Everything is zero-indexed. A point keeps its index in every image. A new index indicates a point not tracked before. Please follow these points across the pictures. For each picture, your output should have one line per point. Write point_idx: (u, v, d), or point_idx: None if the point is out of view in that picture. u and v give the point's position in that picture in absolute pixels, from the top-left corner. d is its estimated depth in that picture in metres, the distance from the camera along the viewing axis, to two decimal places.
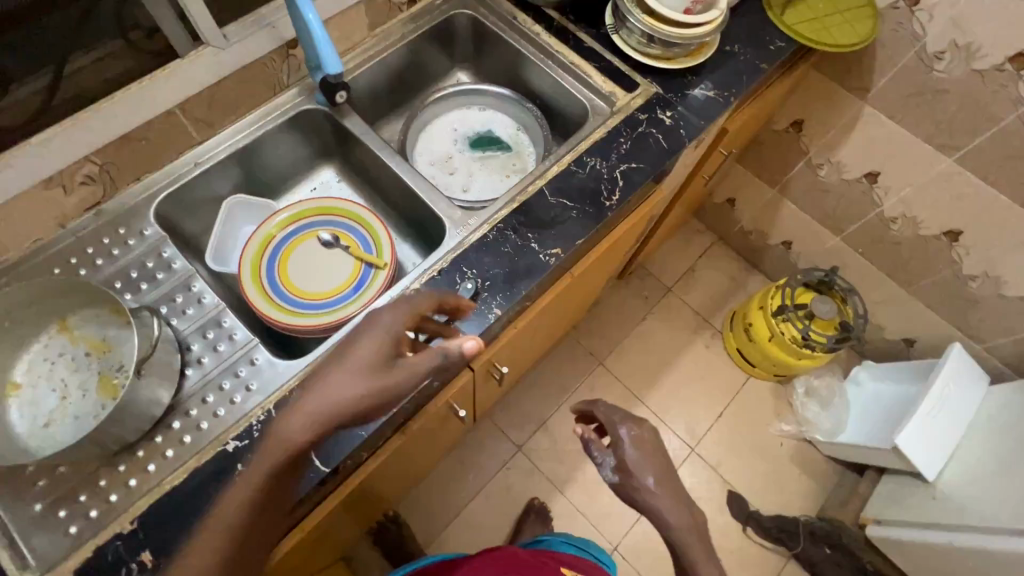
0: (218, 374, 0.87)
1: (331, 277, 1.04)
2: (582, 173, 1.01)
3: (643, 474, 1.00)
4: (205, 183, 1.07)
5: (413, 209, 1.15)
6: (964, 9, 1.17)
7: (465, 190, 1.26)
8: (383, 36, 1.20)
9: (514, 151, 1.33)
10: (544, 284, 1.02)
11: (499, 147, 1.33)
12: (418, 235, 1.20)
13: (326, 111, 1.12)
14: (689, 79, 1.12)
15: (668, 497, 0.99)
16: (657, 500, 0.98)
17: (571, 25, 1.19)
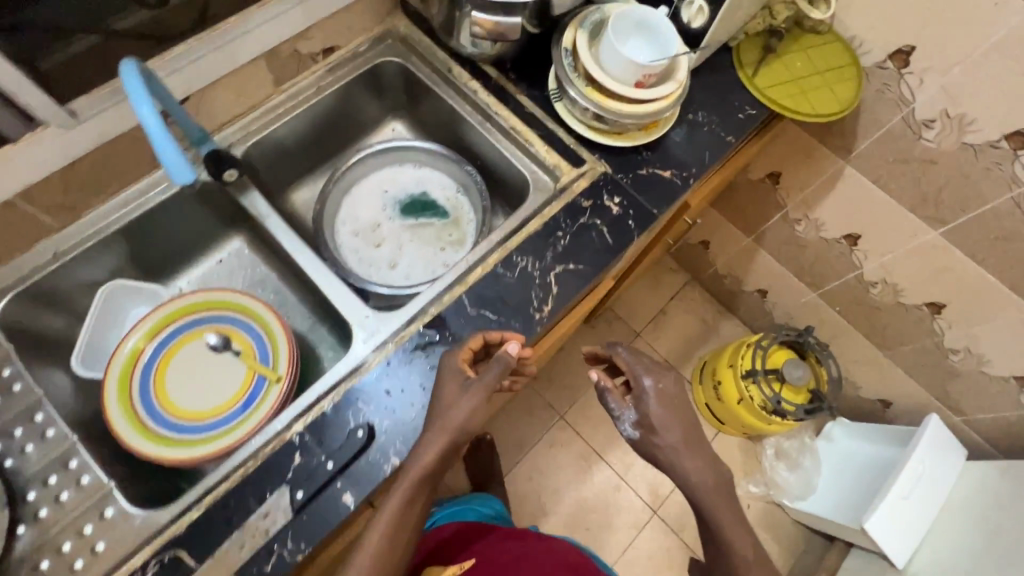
0: (58, 531, 0.73)
1: (219, 389, 0.89)
2: (509, 278, 0.87)
3: (671, 437, 0.86)
4: (70, 274, 0.91)
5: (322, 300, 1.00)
6: (957, 77, 1.03)
7: (392, 267, 1.12)
8: (291, 92, 1.03)
9: (453, 219, 1.17)
10: None
11: (436, 215, 1.18)
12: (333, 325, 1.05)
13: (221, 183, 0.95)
14: (643, 156, 0.98)
15: (707, 466, 0.86)
16: (700, 478, 0.84)
17: (511, 85, 1.02)
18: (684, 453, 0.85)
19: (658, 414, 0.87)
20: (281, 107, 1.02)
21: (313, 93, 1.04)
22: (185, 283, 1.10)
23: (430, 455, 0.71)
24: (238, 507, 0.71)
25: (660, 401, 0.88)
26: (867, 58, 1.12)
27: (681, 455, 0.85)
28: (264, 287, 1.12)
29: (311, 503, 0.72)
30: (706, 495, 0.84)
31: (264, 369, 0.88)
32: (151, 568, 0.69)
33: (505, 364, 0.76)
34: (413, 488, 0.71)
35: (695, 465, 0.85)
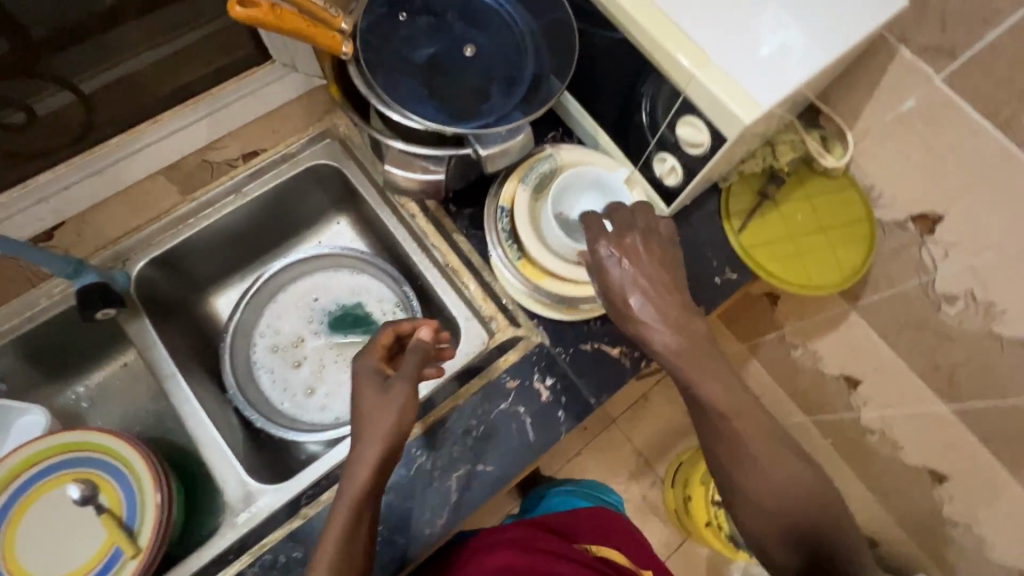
0: None
1: (71, 551, 0.79)
2: (401, 476, 0.75)
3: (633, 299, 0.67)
4: None
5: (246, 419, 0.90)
6: (989, 263, 0.85)
7: (308, 393, 1.00)
8: (203, 200, 0.89)
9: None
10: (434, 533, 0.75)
11: (369, 333, 1.04)
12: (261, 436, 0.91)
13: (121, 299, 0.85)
14: (592, 326, 0.83)
15: (680, 327, 0.66)
16: (685, 366, 0.65)
17: (449, 218, 0.88)
18: (654, 326, 0.66)
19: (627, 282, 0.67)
20: (191, 218, 0.89)
21: (229, 201, 0.91)
22: (83, 388, 1.00)
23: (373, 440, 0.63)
24: None
25: (632, 261, 0.68)
26: (885, 212, 0.94)
27: (666, 338, 0.65)
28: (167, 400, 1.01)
29: None
30: (705, 404, 0.65)
31: (124, 537, 0.78)
32: None
33: (417, 353, 0.69)
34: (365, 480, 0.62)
35: (662, 325, 0.66)
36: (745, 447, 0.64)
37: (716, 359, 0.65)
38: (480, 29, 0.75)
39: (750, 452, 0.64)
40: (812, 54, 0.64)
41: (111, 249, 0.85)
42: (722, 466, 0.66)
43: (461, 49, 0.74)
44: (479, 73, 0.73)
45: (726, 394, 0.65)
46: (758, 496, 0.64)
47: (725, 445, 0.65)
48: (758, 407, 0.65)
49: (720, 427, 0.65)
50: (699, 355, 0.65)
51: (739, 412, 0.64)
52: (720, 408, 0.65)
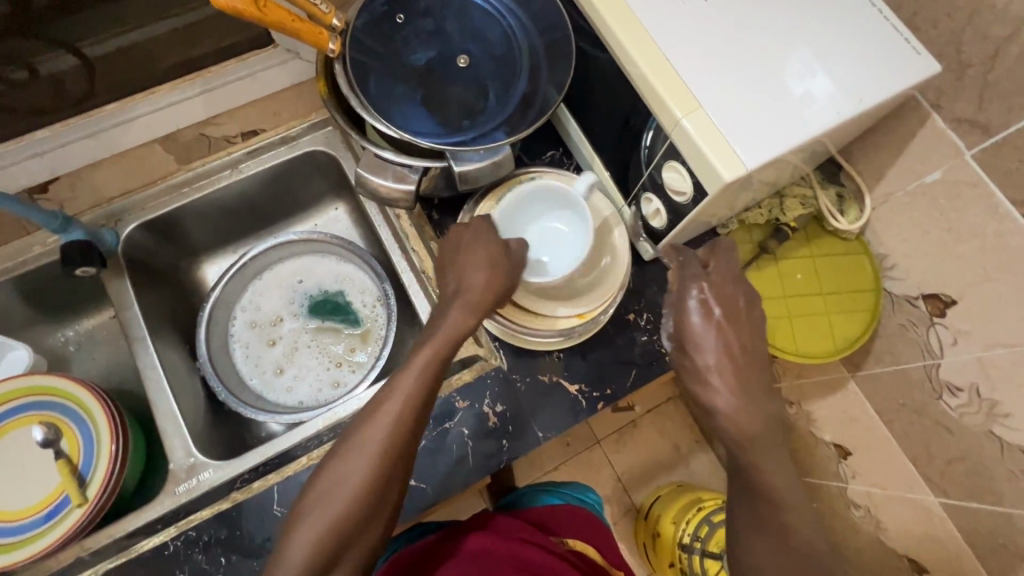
0: None
1: (27, 489, 0.83)
2: None
3: (709, 354, 0.61)
4: None
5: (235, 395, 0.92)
6: (999, 360, 0.77)
7: (278, 373, 1.01)
8: (198, 170, 0.91)
9: (359, 333, 1.04)
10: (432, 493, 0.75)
11: (345, 322, 1.05)
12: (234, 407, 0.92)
13: (111, 255, 0.88)
14: (554, 358, 0.80)
15: (752, 400, 0.60)
16: (750, 435, 0.59)
17: (428, 224, 0.85)
18: (720, 389, 0.60)
19: (705, 334, 0.61)
20: (186, 187, 0.92)
21: (226, 175, 0.93)
22: (73, 333, 1.04)
23: (390, 400, 0.61)
24: None
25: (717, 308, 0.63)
26: (897, 285, 0.87)
27: (727, 401, 0.59)
28: None
29: None
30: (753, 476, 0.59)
31: (73, 486, 0.81)
32: None
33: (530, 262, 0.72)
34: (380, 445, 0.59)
35: (729, 392, 0.59)
36: (781, 520, 0.58)
37: (773, 429, 0.60)
38: (477, 39, 0.72)
39: (786, 540, 0.57)
40: (815, 115, 0.59)
41: (105, 207, 0.88)
42: (750, 539, 0.59)
43: (454, 59, 0.71)
44: (469, 86, 0.71)
45: (784, 480, 0.58)
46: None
47: (763, 521, 0.58)
48: (805, 496, 0.60)
49: (756, 503, 0.59)
50: (756, 425, 0.59)
51: (782, 485, 0.58)
52: (774, 492, 0.58)
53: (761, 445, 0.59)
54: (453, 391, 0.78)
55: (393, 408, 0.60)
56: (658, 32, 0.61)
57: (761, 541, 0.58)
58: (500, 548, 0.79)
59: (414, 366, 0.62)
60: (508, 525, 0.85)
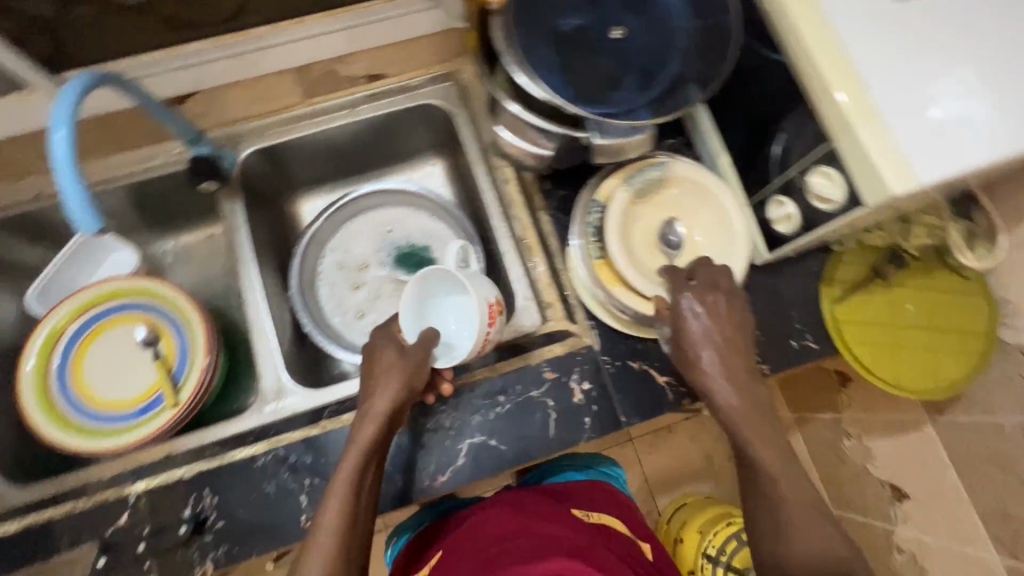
0: None
1: (125, 382, 0.87)
2: (418, 424, 0.76)
3: (706, 352, 0.65)
4: (47, 215, 0.90)
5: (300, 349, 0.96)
6: None
7: (358, 317, 1.04)
8: (319, 106, 0.93)
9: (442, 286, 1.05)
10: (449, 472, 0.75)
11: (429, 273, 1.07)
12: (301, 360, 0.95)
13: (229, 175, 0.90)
14: (646, 347, 0.80)
15: (744, 389, 0.64)
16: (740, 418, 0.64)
17: (540, 194, 0.86)
18: (718, 382, 0.64)
19: (700, 332, 0.65)
20: (306, 120, 0.93)
21: (343, 115, 0.94)
22: (171, 245, 1.08)
23: (330, 493, 0.64)
24: (51, 540, 0.69)
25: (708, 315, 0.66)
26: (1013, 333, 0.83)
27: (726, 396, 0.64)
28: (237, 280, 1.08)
29: (109, 573, 0.68)
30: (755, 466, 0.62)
31: (171, 387, 0.85)
32: None
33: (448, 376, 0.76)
34: (341, 511, 0.63)
35: (727, 383, 0.64)
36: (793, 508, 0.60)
37: (768, 413, 0.64)
38: (634, 11, 0.70)
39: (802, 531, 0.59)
40: (1001, 139, 0.55)
41: (228, 129, 0.90)
42: (769, 527, 0.61)
43: (609, 29, 0.69)
44: (621, 58, 0.69)
45: (776, 459, 0.62)
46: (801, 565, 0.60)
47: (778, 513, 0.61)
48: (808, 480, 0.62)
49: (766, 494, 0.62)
50: (751, 406, 0.64)
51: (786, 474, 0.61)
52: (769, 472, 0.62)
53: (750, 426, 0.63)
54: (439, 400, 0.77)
55: (364, 439, 0.67)
56: (842, 27, 0.58)
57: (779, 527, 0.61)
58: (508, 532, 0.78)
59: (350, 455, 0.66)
60: (509, 498, 0.85)
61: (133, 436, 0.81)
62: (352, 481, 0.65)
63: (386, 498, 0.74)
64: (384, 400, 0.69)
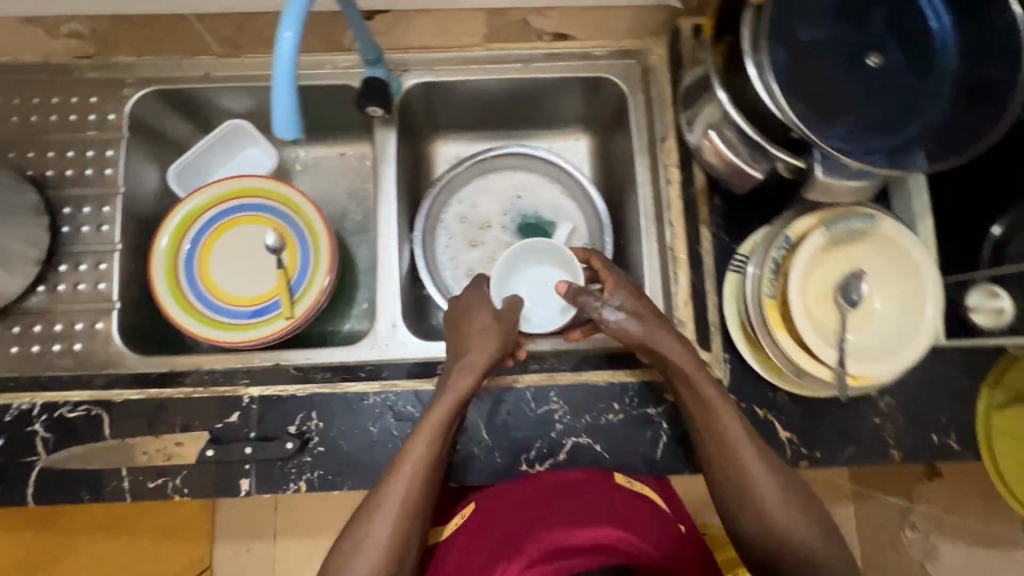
0: (61, 311, 0.80)
1: (245, 281, 0.89)
2: (528, 408, 0.74)
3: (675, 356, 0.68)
4: (207, 96, 0.90)
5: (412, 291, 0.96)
6: None
7: (469, 275, 1.01)
8: (495, 54, 0.88)
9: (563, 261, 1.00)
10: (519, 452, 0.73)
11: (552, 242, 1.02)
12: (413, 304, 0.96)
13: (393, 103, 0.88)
14: (776, 397, 0.75)
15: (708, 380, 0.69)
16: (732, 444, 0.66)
17: (706, 207, 0.81)
18: (698, 374, 0.67)
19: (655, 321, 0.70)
20: (477, 64, 0.88)
21: (516, 68, 0.89)
22: (303, 153, 1.07)
23: (414, 439, 0.65)
24: (166, 418, 0.71)
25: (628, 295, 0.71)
26: None
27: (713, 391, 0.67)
28: (358, 206, 1.07)
29: (215, 466, 0.70)
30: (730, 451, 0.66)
31: (287, 298, 0.86)
32: (80, 410, 0.71)
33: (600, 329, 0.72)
34: (422, 460, 0.64)
35: (706, 378, 0.67)
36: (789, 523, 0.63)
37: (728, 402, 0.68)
38: (897, 41, 0.62)
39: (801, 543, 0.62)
40: None
41: (396, 55, 0.87)
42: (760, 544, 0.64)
43: (865, 54, 0.61)
44: (871, 91, 0.61)
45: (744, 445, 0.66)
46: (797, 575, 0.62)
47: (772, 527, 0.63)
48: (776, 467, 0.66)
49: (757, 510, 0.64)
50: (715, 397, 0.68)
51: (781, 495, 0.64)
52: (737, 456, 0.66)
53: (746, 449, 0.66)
54: (553, 390, 0.74)
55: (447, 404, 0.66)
56: None
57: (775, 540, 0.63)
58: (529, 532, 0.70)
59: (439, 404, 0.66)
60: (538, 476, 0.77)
61: (247, 336, 0.83)
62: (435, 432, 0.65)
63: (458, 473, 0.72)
64: (479, 357, 0.69)
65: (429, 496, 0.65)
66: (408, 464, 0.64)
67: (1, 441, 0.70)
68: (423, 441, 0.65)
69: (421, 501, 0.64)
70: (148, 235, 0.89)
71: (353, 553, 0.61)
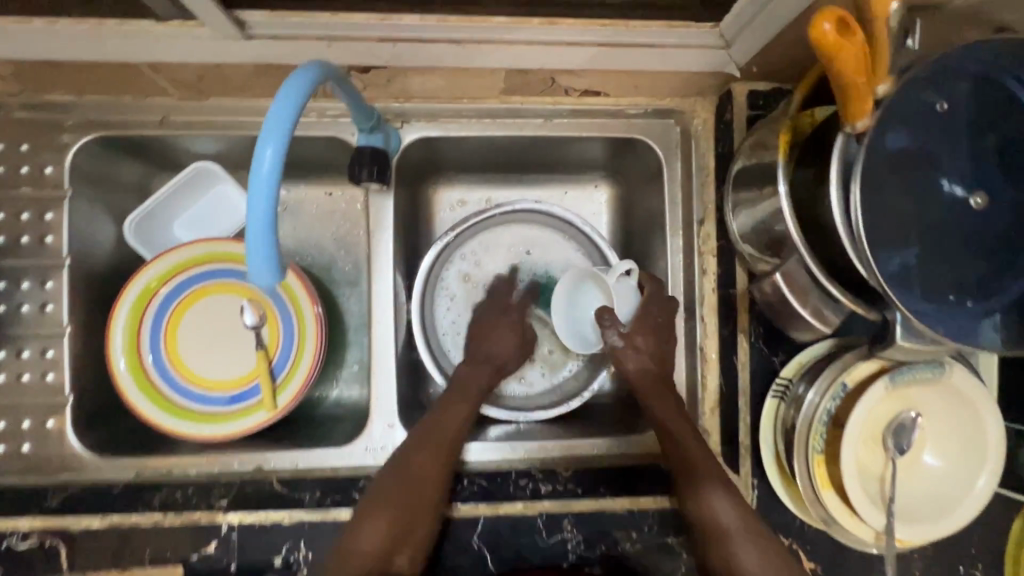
0: (3, 406, 0.69)
1: (221, 361, 0.78)
2: (540, 538, 0.68)
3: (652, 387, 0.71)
4: (166, 142, 0.75)
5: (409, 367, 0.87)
6: None
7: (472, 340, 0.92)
8: (513, 107, 0.74)
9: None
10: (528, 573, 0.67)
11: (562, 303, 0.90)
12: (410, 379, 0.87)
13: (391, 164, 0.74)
14: (805, 526, 0.70)
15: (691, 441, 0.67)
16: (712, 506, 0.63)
17: (745, 311, 0.72)
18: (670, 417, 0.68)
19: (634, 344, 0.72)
20: (490, 118, 0.75)
21: (535, 125, 0.76)
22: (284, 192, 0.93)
23: (418, 440, 0.67)
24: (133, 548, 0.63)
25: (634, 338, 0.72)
26: None
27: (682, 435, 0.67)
28: (347, 254, 0.95)
29: None
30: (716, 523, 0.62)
31: (269, 386, 0.76)
32: (33, 539, 0.63)
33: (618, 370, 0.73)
34: (422, 461, 0.66)
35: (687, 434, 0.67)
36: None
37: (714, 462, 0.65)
38: (1011, 178, 0.51)
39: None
40: None
41: (395, 103, 0.72)
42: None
43: (970, 193, 0.51)
44: (967, 238, 0.51)
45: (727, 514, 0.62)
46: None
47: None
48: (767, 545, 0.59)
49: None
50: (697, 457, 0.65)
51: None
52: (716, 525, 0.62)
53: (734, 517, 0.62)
54: (566, 517, 0.68)
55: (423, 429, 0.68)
56: None
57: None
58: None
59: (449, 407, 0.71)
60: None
61: (223, 431, 0.74)
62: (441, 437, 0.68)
63: None
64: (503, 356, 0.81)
65: (415, 518, 0.63)
66: (407, 466, 0.65)
67: None
68: (427, 441, 0.67)
69: (405, 516, 0.62)
70: (104, 305, 0.77)
71: (336, 562, 0.59)
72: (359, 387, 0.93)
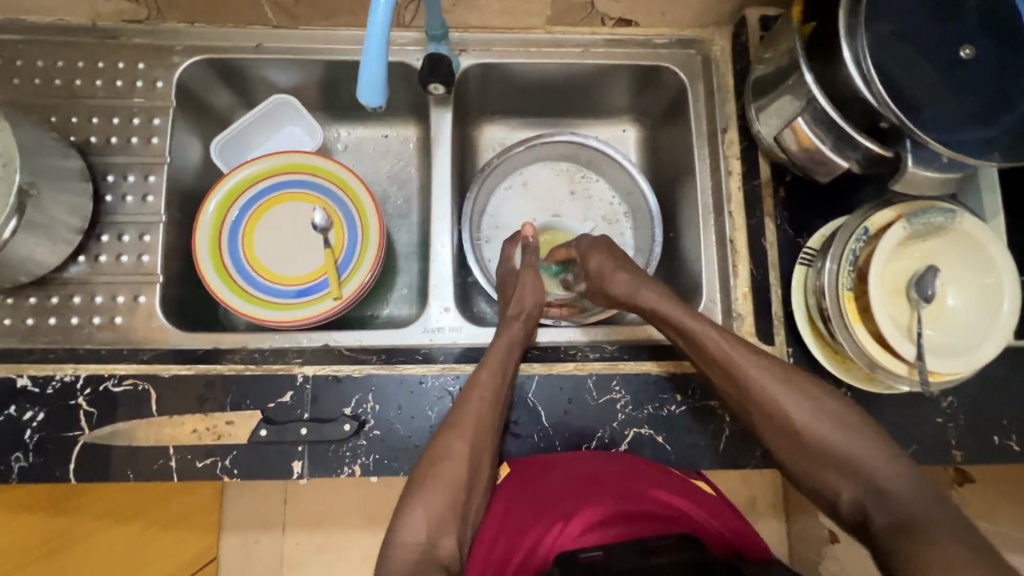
0: (100, 283, 0.77)
1: (290, 262, 0.85)
2: (593, 399, 0.72)
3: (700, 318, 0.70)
4: (256, 68, 0.86)
5: (461, 272, 0.91)
6: None
7: (492, 261, 0.95)
8: (555, 37, 0.87)
9: (611, 224, 0.97)
10: (580, 431, 0.71)
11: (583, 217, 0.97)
12: (462, 294, 0.90)
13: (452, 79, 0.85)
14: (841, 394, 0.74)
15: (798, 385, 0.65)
16: (758, 394, 0.65)
17: (770, 199, 0.80)
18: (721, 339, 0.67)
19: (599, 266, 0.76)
20: (535, 47, 0.87)
21: (575, 53, 0.87)
22: (345, 133, 0.99)
23: (482, 372, 0.65)
24: (217, 396, 0.69)
25: None
26: None
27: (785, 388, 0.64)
28: (401, 188, 0.98)
29: (268, 446, 0.68)
30: (815, 434, 0.62)
31: (335, 278, 0.83)
32: (125, 385, 0.70)
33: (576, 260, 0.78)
34: (488, 409, 0.64)
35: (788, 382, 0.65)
36: (856, 457, 0.60)
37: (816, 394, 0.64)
38: (993, 36, 0.61)
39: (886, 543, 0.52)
40: None
41: (456, 34, 0.86)
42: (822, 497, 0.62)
43: (958, 46, 0.61)
44: (962, 82, 0.60)
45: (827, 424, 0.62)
46: (920, 531, 0.52)
47: (835, 481, 0.60)
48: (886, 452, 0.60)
49: (822, 470, 0.61)
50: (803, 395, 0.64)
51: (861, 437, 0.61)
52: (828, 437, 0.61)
53: (801, 411, 0.63)
54: (615, 377, 0.73)
55: (496, 353, 0.68)
56: None
57: (840, 489, 0.60)
58: (613, 488, 0.59)
59: (498, 347, 0.69)
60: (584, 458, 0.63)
61: (289, 316, 0.79)
62: (502, 372, 0.66)
63: (523, 451, 0.71)
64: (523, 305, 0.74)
65: (490, 432, 0.63)
66: (470, 412, 0.63)
67: (41, 415, 0.68)
68: (493, 376, 0.66)
69: (486, 431, 0.63)
70: (191, 210, 0.86)
71: (432, 471, 0.59)
72: (409, 307, 0.94)
